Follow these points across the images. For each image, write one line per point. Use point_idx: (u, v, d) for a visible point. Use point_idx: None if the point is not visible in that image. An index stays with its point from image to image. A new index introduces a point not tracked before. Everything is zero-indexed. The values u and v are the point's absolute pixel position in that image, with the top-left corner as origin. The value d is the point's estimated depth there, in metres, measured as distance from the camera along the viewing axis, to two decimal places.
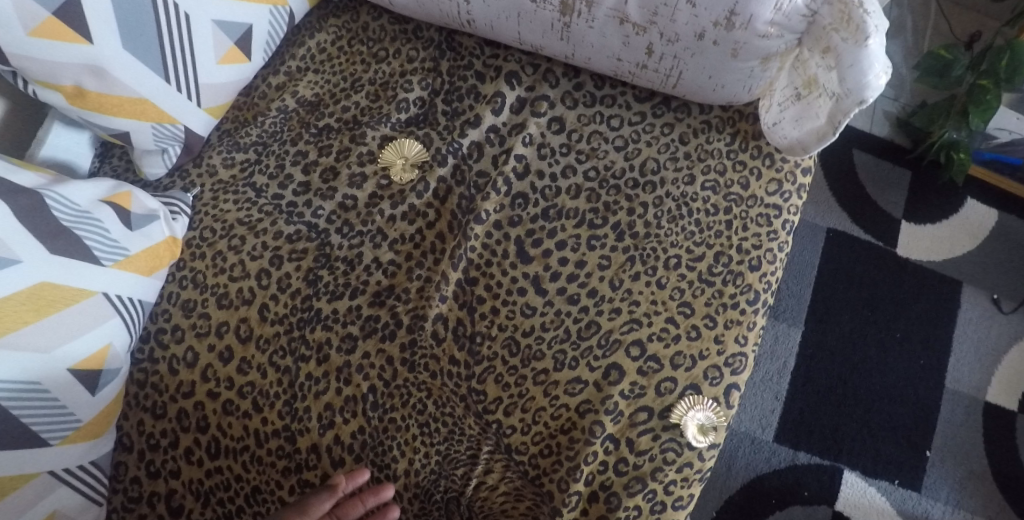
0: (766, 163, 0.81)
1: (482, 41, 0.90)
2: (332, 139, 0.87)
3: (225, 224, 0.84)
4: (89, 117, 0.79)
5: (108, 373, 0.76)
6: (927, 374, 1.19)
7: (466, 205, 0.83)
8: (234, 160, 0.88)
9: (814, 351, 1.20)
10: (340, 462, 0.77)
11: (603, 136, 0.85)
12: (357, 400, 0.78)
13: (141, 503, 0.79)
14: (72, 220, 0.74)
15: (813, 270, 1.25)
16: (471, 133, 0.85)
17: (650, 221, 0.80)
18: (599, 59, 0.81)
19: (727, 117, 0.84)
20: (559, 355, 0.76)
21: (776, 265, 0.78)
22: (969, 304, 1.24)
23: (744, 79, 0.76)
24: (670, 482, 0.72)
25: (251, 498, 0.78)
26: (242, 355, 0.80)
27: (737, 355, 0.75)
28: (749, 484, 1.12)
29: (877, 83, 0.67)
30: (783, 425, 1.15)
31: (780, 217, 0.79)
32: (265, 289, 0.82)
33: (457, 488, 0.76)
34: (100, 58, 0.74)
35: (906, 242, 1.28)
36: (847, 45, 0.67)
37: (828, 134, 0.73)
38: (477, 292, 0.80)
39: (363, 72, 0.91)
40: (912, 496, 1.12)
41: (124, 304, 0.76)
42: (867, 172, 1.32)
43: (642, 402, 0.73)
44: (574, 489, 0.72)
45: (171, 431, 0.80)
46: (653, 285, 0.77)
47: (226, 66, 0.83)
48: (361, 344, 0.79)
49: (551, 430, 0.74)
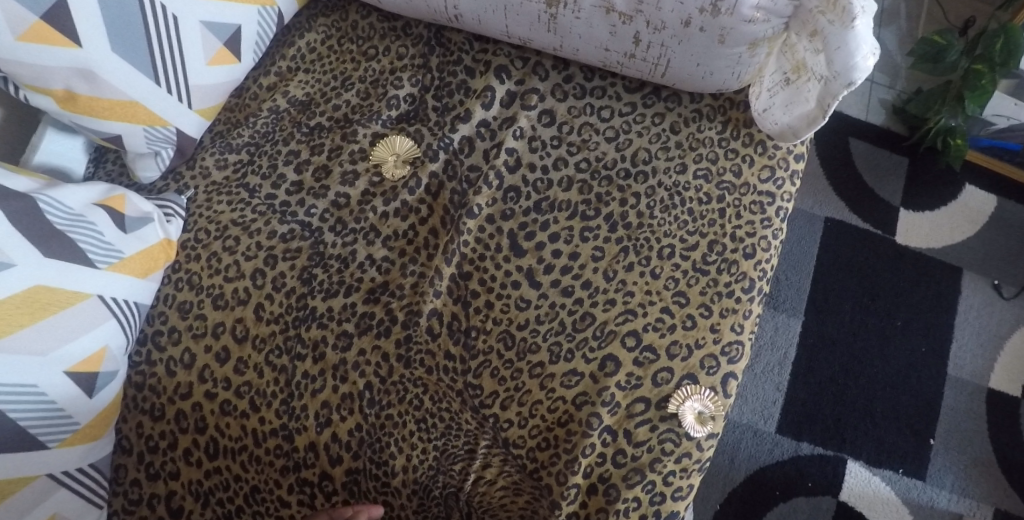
0: (758, 150, 0.81)
1: (471, 36, 0.90)
2: (324, 138, 0.87)
3: (219, 225, 0.85)
4: (80, 121, 0.79)
5: (105, 375, 0.76)
6: (927, 361, 1.19)
7: (459, 200, 0.83)
8: (227, 161, 0.88)
9: (814, 340, 1.19)
10: (338, 460, 0.77)
11: (594, 127, 0.84)
12: (353, 397, 0.78)
13: (142, 505, 0.80)
14: (66, 223, 0.74)
15: (811, 259, 1.25)
16: (462, 128, 0.85)
17: (643, 211, 0.80)
18: (587, 51, 0.81)
19: (718, 105, 0.84)
20: (555, 347, 0.76)
21: (771, 253, 0.78)
22: (968, 290, 1.24)
23: (732, 65, 0.75)
24: (669, 473, 0.72)
25: (251, 498, 0.79)
26: (238, 355, 0.80)
27: (733, 343, 0.74)
28: (752, 475, 1.12)
29: (864, 64, 0.67)
30: (785, 415, 1.15)
31: (773, 205, 0.79)
32: (260, 288, 0.82)
33: (455, 483, 0.76)
34: (89, 61, 0.74)
35: (904, 229, 1.27)
36: (834, 27, 0.67)
37: (818, 118, 0.72)
38: (471, 286, 0.80)
39: (353, 70, 0.91)
40: (916, 484, 1.12)
41: (120, 307, 0.76)
42: (863, 160, 1.32)
43: (639, 393, 0.73)
44: (572, 482, 0.72)
45: (169, 432, 0.80)
46: (648, 276, 0.77)
47: (215, 67, 0.83)
48: (356, 341, 0.79)
49: (548, 423, 0.74)
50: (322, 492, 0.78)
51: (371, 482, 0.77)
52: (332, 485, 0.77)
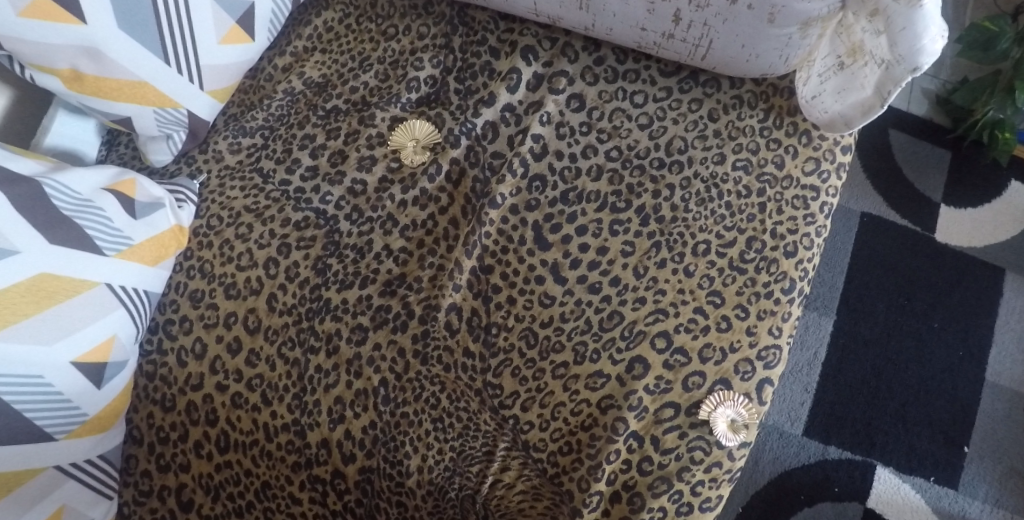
0: (803, 141, 0.76)
1: (496, 14, 0.85)
2: (340, 122, 0.84)
3: (232, 211, 0.81)
4: (88, 102, 0.77)
5: (113, 366, 0.73)
6: (967, 366, 1.13)
7: (481, 189, 0.79)
8: (240, 145, 0.85)
9: (847, 340, 1.14)
10: (351, 458, 0.73)
11: (626, 113, 0.80)
12: (368, 393, 0.74)
13: (152, 497, 0.77)
14: (72, 209, 0.71)
15: (847, 256, 1.19)
16: (485, 113, 0.81)
17: (677, 204, 0.75)
18: (622, 30, 0.76)
19: (760, 91, 0.79)
20: (580, 347, 0.72)
21: (814, 252, 0.73)
22: (1012, 293, 1.18)
23: (781, 47, 0.70)
24: (698, 483, 0.67)
25: (261, 494, 0.75)
26: (250, 346, 0.77)
27: (770, 347, 0.70)
28: (778, 478, 1.08)
29: (932, 48, 0.61)
30: (814, 417, 1.10)
31: (817, 200, 0.74)
32: (273, 278, 0.78)
33: (473, 485, 0.72)
34: (94, 39, 0.71)
35: (945, 227, 1.21)
36: (898, 5, 0.62)
37: (875, 107, 0.67)
38: (493, 281, 0.76)
39: (371, 50, 0.87)
40: (948, 493, 1.06)
41: (128, 295, 0.74)
42: (904, 153, 1.26)
43: (669, 397, 0.69)
44: (595, 489, 0.67)
45: (180, 424, 0.77)
46: (680, 273, 0.73)
47: (228, 46, 0.80)
48: (372, 335, 0.76)
49: (570, 427, 0.70)
50: (334, 491, 0.74)
51: (384, 482, 0.73)
52: (345, 483, 0.74)
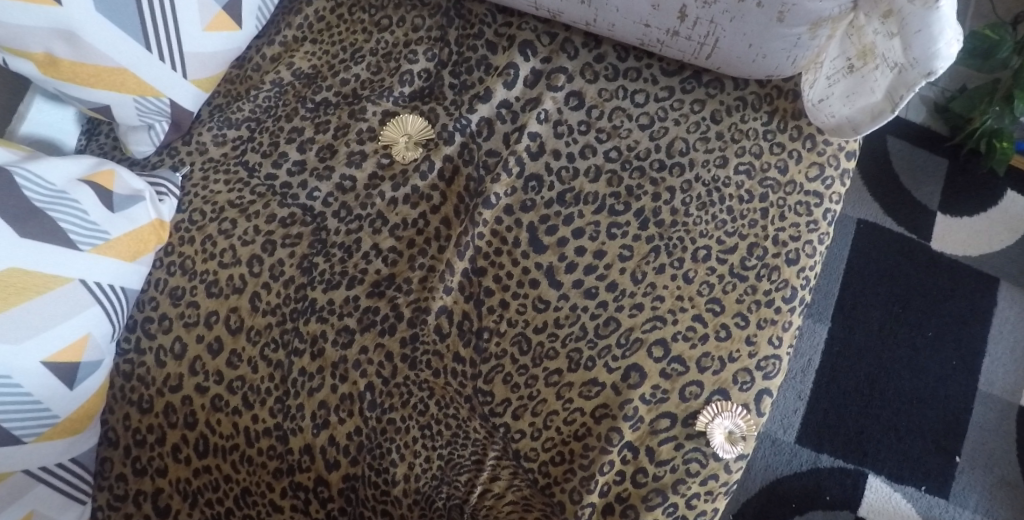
0: (807, 145, 0.74)
1: (494, 7, 0.82)
2: (330, 115, 0.81)
3: (215, 206, 0.78)
4: (66, 88, 0.74)
5: (87, 366, 0.70)
6: (962, 376, 1.12)
7: (475, 188, 0.77)
8: (225, 137, 0.82)
9: (841, 349, 1.12)
10: (335, 465, 0.70)
11: (627, 113, 0.77)
12: (354, 398, 0.71)
13: (128, 501, 0.74)
14: (46, 200, 0.68)
15: (843, 263, 1.18)
16: (481, 109, 0.78)
17: (678, 207, 0.73)
18: (624, 26, 0.74)
19: (764, 93, 0.76)
20: (574, 354, 0.69)
21: (817, 259, 0.71)
22: (1008, 303, 1.16)
23: (789, 48, 0.68)
24: (694, 495, 0.65)
25: (241, 500, 0.72)
26: (232, 347, 0.74)
27: (770, 357, 0.67)
28: (769, 487, 1.06)
29: (947, 52, 0.59)
30: (807, 426, 1.08)
31: (820, 206, 0.72)
32: (257, 276, 0.75)
33: (460, 495, 0.68)
34: (70, 22, 0.68)
35: (941, 235, 1.20)
36: (914, 6, 0.60)
37: (885, 111, 0.65)
38: (485, 283, 0.74)
39: (363, 41, 0.84)
40: (939, 503, 1.05)
41: (104, 292, 0.70)
42: (902, 161, 1.24)
43: (665, 407, 0.66)
44: (588, 500, 0.65)
45: (158, 427, 0.74)
46: (680, 279, 0.70)
47: (213, 34, 0.77)
48: (358, 338, 0.73)
49: (563, 436, 0.68)
50: (317, 498, 0.71)
51: (369, 490, 0.70)
52: (328, 491, 0.71)
